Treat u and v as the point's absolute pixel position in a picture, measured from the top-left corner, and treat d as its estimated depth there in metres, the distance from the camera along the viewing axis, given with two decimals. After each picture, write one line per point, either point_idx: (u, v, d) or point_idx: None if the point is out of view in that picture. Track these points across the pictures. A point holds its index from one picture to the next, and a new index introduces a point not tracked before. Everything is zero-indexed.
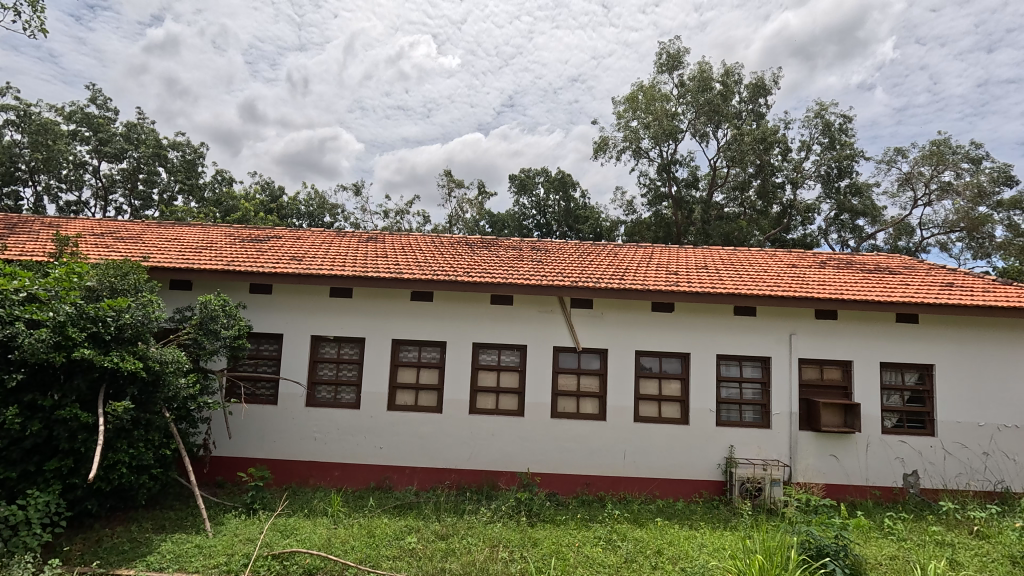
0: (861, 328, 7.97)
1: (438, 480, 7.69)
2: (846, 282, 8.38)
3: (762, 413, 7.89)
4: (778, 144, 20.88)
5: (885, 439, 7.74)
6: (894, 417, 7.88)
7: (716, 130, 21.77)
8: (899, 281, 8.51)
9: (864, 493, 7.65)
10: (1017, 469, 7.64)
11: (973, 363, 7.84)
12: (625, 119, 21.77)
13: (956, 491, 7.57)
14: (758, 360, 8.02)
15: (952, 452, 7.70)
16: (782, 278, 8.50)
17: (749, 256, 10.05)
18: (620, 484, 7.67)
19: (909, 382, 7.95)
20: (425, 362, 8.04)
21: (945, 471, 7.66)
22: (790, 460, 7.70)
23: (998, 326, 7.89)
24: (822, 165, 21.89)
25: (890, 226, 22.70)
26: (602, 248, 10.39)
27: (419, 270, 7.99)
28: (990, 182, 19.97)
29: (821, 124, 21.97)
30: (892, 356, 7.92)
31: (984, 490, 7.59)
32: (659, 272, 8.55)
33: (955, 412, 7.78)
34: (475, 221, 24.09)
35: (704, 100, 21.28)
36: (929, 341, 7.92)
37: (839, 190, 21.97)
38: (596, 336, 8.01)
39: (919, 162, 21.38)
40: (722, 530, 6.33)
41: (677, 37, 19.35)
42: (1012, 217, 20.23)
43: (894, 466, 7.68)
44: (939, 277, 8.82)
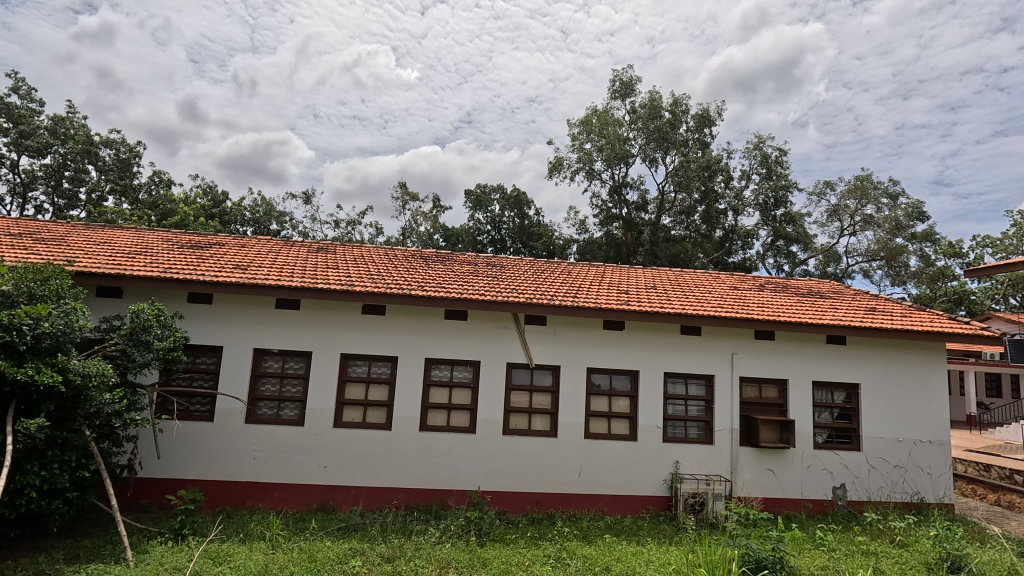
0: (795, 348, 8.47)
1: (385, 500, 7.46)
2: (783, 305, 8.89)
3: (706, 429, 8.18)
4: (721, 172, 22.05)
5: (816, 454, 8.20)
6: (825, 432, 8.38)
7: (665, 156, 22.83)
8: (829, 305, 9.14)
9: (798, 506, 8.05)
10: (931, 481, 8.28)
11: (892, 382, 8.49)
12: (579, 142, 22.46)
13: (878, 503, 8.12)
14: (703, 378, 8.33)
15: (875, 465, 8.25)
16: (724, 299, 8.93)
17: (694, 277, 10.51)
18: (571, 501, 7.71)
19: (838, 400, 8.50)
20: (375, 378, 7.83)
21: (870, 484, 8.19)
22: (730, 475, 8.01)
23: (914, 348, 8.60)
24: (761, 194, 23.34)
25: (819, 253, 24.45)
26: (556, 265, 10.57)
27: (371, 282, 7.81)
28: (906, 216, 21.91)
29: (760, 155, 23.55)
30: (823, 375, 8.44)
31: (903, 502, 8.18)
32: (610, 291, 8.78)
33: (878, 428, 8.36)
34: (429, 235, 24.01)
35: (653, 126, 22.29)
36: (856, 361, 8.51)
37: (775, 218, 23.46)
38: (548, 352, 8.08)
39: (845, 195, 23.22)
40: (667, 545, 6.48)
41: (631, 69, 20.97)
42: (923, 248, 22.25)
43: (824, 479, 8.13)
44: (863, 302, 9.53)
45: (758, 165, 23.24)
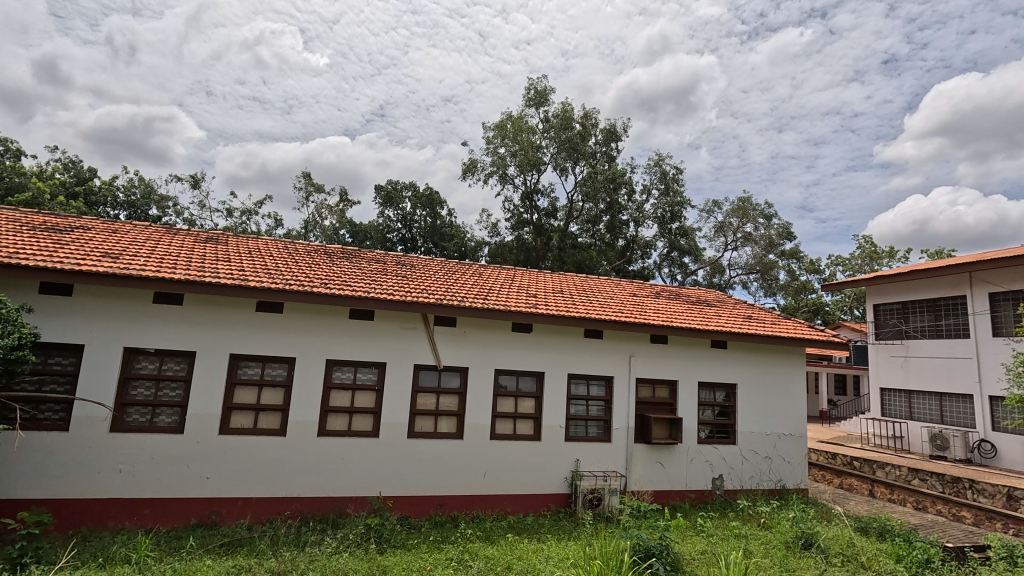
0: (684, 351, 9.21)
1: (277, 510, 6.97)
2: (675, 311, 9.64)
3: (605, 428, 8.61)
4: (625, 185, 23.40)
5: (699, 448, 8.97)
6: (707, 428, 9.20)
7: (574, 166, 23.80)
8: (714, 312, 10.06)
9: (683, 496, 8.74)
10: (791, 469, 9.42)
11: (762, 382, 9.54)
12: (493, 145, 22.70)
13: (749, 490, 9.07)
14: (603, 379, 8.77)
15: (748, 457, 9.21)
16: (624, 305, 9.49)
17: (597, 283, 11.05)
18: (474, 502, 7.74)
19: (719, 399, 9.36)
20: (269, 380, 7.29)
21: (742, 474, 9.13)
22: (625, 471, 8.49)
23: (781, 352, 9.73)
24: (659, 208, 25.14)
25: (707, 265, 26.87)
26: (467, 267, 10.58)
27: (268, 278, 7.27)
28: (778, 235, 24.77)
29: (659, 172, 25.39)
30: (707, 376, 9.26)
31: (769, 488, 9.21)
32: (519, 294, 8.96)
33: (751, 423, 9.34)
34: (335, 229, 22.87)
35: (565, 137, 23.14)
36: (734, 363, 9.45)
37: (671, 232, 25.40)
38: (457, 353, 8.05)
39: (730, 214, 25.74)
40: (566, 540, 6.72)
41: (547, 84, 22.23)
42: (790, 265, 25.28)
43: (705, 471, 8.92)
44: (741, 310, 10.62)
45: (657, 181, 25.04)
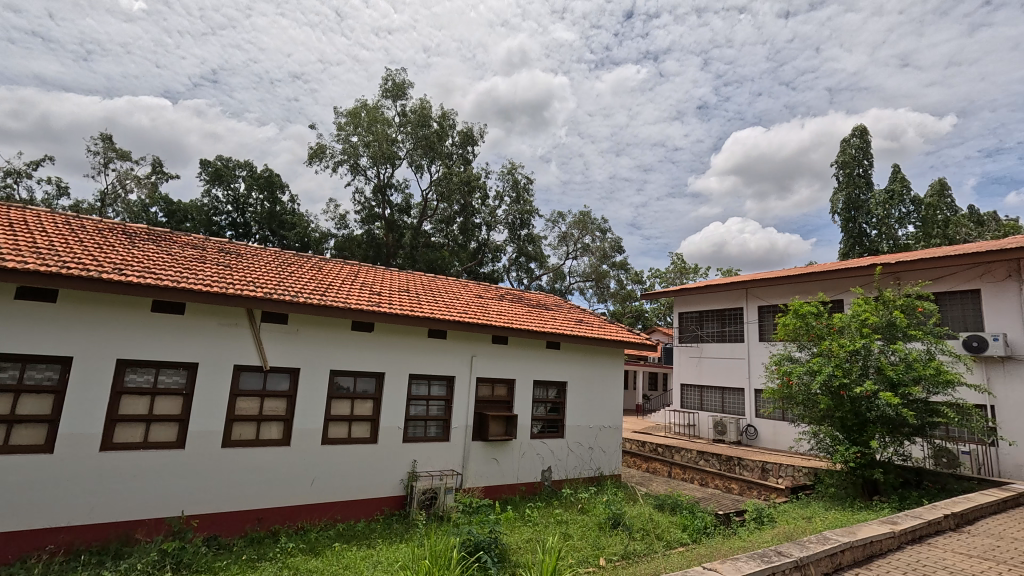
0: (522, 352, 9.74)
1: (35, 546, 5.65)
2: (516, 314, 10.15)
3: (444, 427, 8.69)
4: (479, 189, 23.95)
5: (531, 443, 9.56)
6: (539, 424, 9.86)
7: (430, 164, 23.68)
8: (550, 315, 10.83)
9: (514, 489, 9.23)
10: (608, 458, 10.58)
11: (588, 380, 10.53)
12: (345, 133, 21.48)
13: (572, 479, 9.94)
14: (444, 379, 8.85)
15: (573, 449, 10.09)
16: (469, 306, 9.70)
17: (444, 283, 11.13)
18: (299, 513, 7.20)
19: (551, 396, 10.10)
20: (32, 385, 5.89)
21: (568, 465, 9.97)
22: (461, 469, 8.67)
23: (605, 353, 10.86)
24: (510, 214, 26.32)
25: (550, 271, 28.87)
26: (305, 259, 9.82)
27: (35, 258, 5.87)
28: (610, 248, 27.63)
29: (511, 180, 26.61)
30: (542, 375, 9.93)
31: (589, 476, 10.20)
32: (361, 291, 8.59)
33: (576, 418, 10.25)
34: (144, 206, 19.43)
35: (421, 134, 22.88)
36: (565, 363, 10.28)
37: (519, 237, 26.76)
38: (287, 353, 7.42)
39: (572, 225, 27.99)
40: (397, 544, 6.62)
41: (409, 81, 21.96)
42: (620, 275, 28.39)
43: (535, 464, 9.54)
44: (574, 314, 11.62)
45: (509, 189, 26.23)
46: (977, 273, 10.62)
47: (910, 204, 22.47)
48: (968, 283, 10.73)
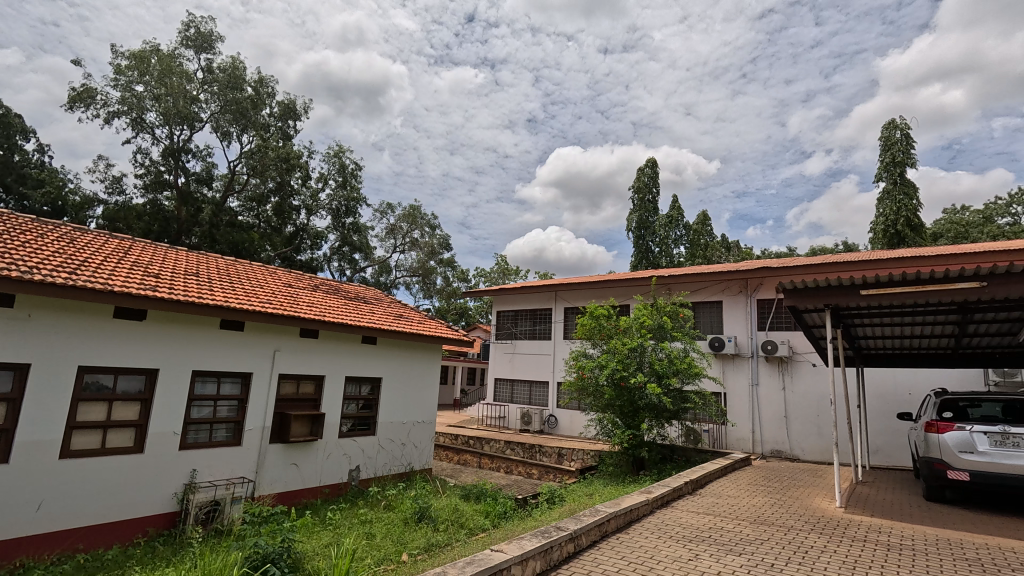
0: (334, 347, 9.19)
1: None
2: (330, 306, 9.54)
3: (234, 430, 7.72)
4: (299, 169, 21.94)
5: (339, 442, 9.08)
6: (349, 422, 9.43)
7: (240, 133, 20.94)
8: (368, 309, 10.45)
9: (316, 493, 8.64)
10: (419, 453, 10.65)
11: (403, 376, 10.43)
12: (126, 79, 17.71)
13: (381, 477, 9.73)
14: (239, 376, 7.86)
15: (384, 446, 9.88)
16: (275, 295, 8.79)
17: (247, 269, 9.90)
18: (18, 548, 5.61)
19: (364, 393, 9.75)
20: None
21: (377, 463, 9.72)
22: (254, 475, 7.80)
23: (422, 349, 10.90)
24: (334, 200, 24.91)
25: (375, 264, 27.98)
26: (50, 226, 7.76)
27: None
28: (438, 245, 27.89)
29: (337, 163, 25.25)
30: (354, 371, 9.50)
31: (399, 472, 10.12)
32: (132, 271, 7.13)
33: (389, 414, 10.06)
34: None
35: (231, 97, 20.07)
36: (381, 359, 10.02)
37: (343, 226, 25.44)
38: (11, 345, 5.76)
39: (401, 218, 27.47)
40: (161, 569, 5.63)
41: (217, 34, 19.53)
42: (446, 272, 28.79)
43: (342, 464, 9.08)
44: (394, 309, 11.41)
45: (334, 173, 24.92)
46: (721, 288, 13.36)
47: (683, 228, 27.31)
48: (714, 295, 13.43)
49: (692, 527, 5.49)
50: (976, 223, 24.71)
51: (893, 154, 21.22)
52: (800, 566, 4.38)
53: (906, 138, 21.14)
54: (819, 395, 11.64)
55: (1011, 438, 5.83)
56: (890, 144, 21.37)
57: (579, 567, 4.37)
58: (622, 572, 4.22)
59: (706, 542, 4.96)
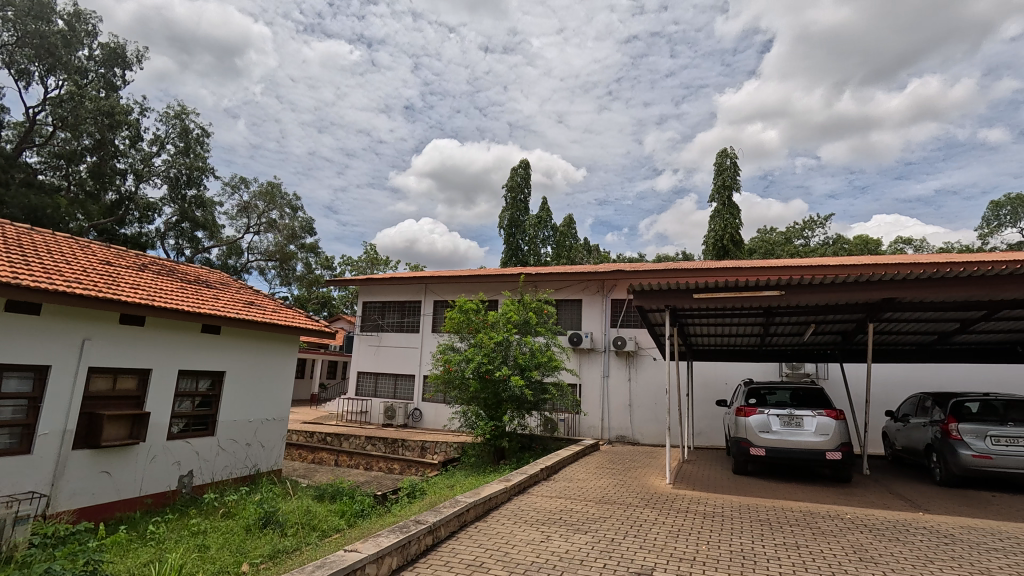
0: (166, 336, 8.00)
1: None
2: (163, 289, 8.28)
3: (21, 436, 6.28)
4: (128, 127, 18.72)
5: (167, 445, 7.93)
6: (182, 422, 8.30)
7: (45, 75, 17.35)
8: (212, 294, 9.28)
9: (134, 505, 7.41)
10: (266, 453, 9.78)
11: (250, 370, 9.46)
12: None
13: (219, 482, 8.71)
14: (32, 371, 6.42)
15: (224, 447, 8.87)
16: (87, 274, 7.36)
17: (47, 240, 8.12)
18: None
19: (202, 388, 8.64)
20: None
21: (215, 466, 8.69)
22: (49, 489, 6.42)
23: (275, 340, 10.03)
24: (172, 167, 22.09)
25: (223, 244, 25.10)
26: None
27: None
28: (300, 228, 25.89)
29: (179, 126, 22.35)
30: (191, 364, 8.36)
31: (241, 476, 9.16)
32: None
33: (233, 412, 9.07)
34: None
35: (33, 28, 16.40)
36: (225, 351, 8.97)
37: (183, 198, 22.65)
38: None
39: (256, 196, 24.99)
40: None
41: None
42: (308, 258, 26.77)
43: (170, 470, 7.94)
44: (244, 295, 10.30)
45: (175, 137, 22.12)
46: (581, 287, 14.36)
47: (550, 229, 28.80)
48: (575, 294, 14.39)
49: (546, 511, 5.83)
50: (780, 242, 29.94)
51: (724, 178, 24.73)
52: (635, 538, 4.89)
53: (734, 166, 24.77)
54: (657, 385, 13.12)
55: (795, 419, 7.17)
56: (722, 170, 24.85)
57: (436, 558, 4.37)
58: (478, 559, 4.32)
59: (557, 524, 5.29)
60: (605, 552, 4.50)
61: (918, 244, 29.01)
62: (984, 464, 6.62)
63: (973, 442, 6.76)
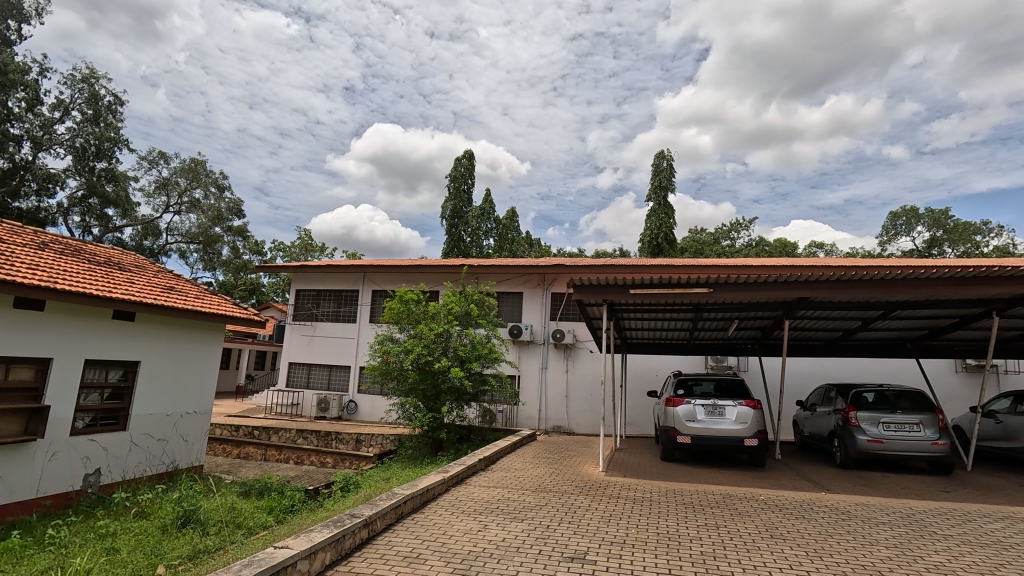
0: (70, 322, 7.28)
1: None
2: (67, 270, 7.52)
3: None
4: (24, 88, 16.80)
5: (71, 441, 7.25)
6: (88, 416, 7.61)
7: None
8: (125, 278, 8.54)
9: (31, 507, 6.70)
10: (186, 448, 9.18)
11: (169, 361, 8.81)
12: None
13: (131, 480, 8.06)
14: None
15: (138, 443, 8.23)
16: None
17: None
18: None
19: (112, 379, 7.97)
20: None
21: (126, 463, 8.04)
22: None
23: (197, 329, 9.41)
24: (77, 137, 20.07)
25: (138, 223, 23.12)
26: None
27: None
28: (227, 210, 24.31)
29: (87, 92, 20.32)
30: (99, 354, 7.67)
31: (157, 473, 8.53)
32: None
33: (149, 405, 8.44)
34: None
35: None
36: (139, 340, 8.30)
37: (91, 171, 20.65)
38: None
39: (177, 173, 23.18)
40: None
41: None
42: (236, 242, 25.18)
43: (75, 468, 7.28)
44: (162, 279, 9.57)
45: (82, 103, 20.12)
46: (523, 280, 14.49)
47: (493, 221, 28.79)
48: (517, 287, 14.52)
49: (483, 501, 5.88)
50: (709, 242, 31.64)
51: (661, 179, 25.74)
52: (570, 524, 5.04)
53: (670, 168, 25.85)
54: (593, 376, 13.54)
55: (718, 408, 7.66)
56: (659, 171, 25.84)
57: (372, 552, 4.29)
58: (415, 551, 4.29)
59: (493, 513, 5.35)
60: (541, 539, 4.61)
61: (829, 249, 31.62)
62: (877, 447, 7.39)
63: (869, 428, 7.52)
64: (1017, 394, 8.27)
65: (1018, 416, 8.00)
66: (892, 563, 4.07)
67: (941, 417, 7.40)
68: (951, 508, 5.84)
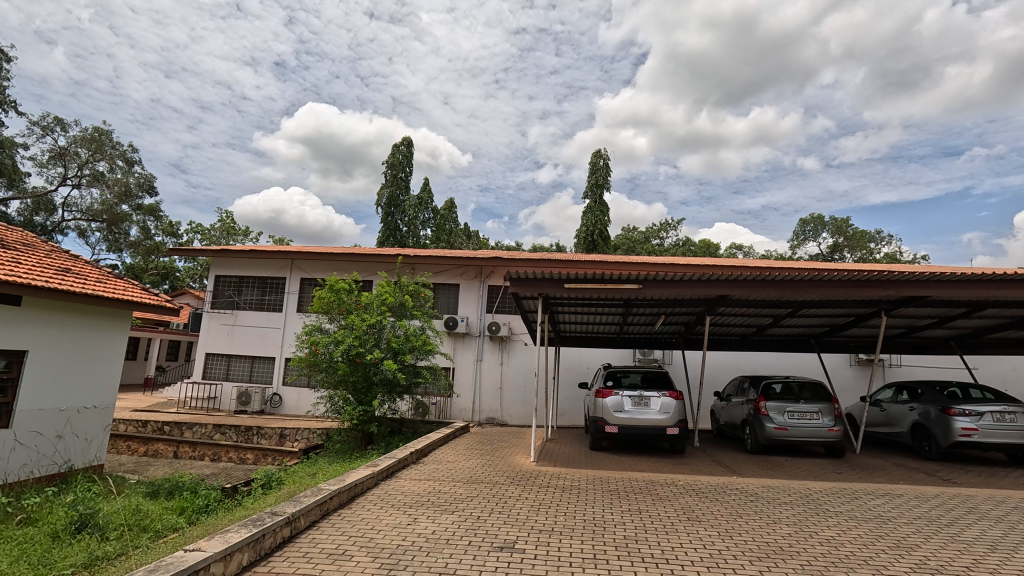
0: None
1: None
2: None
3: None
4: None
5: None
6: None
7: None
8: (11, 257, 7.60)
9: None
10: (83, 447, 8.33)
11: (62, 351, 7.96)
12: None
13: (14, 484, 7.19)
14: None
15: (22, 442, 7.35)
16: None
17: None
18: None
19: None
20: None
21: (9, 465, 7.17)
22: None
23: (98, 315, 8.58)
24: None
25: (27, 196, 20.60)
26: None
27: None
28: (136, 186, 22.22)
29: None
30: None
31: (46, 474, 7.66)
32: None
33: (37, 400, 7.58)
34: None
35: None
36: (27, 326, 7.42)
37: None
38: None
39: (76, 142, 20.86)
40: None
41: None
42: (146, 221, 23.08)
43: None
44: (57, 260, 8.61)
45: None
46: (459, 272, 14.39)
47: (431, 212, 28.40)
48: (453, 279, 14.41)
49: (413, 494, 5.80)
50: (639, 240, 32.96)
51: (597, 178, 26.48)
52: (500, 514, 5.09)
53: (607, 167, 26.61)
54: (526, 369, 13.72)
55: (644, 399, 8.01)
56: (595, 170, 26.54)
57: (293, 551, 4.11)
58: (341, 547, 4.16)
59: (423, 507, 5.30)
60: (471, 530, 4.63)
61: (746, 250, 33.98)
62: (782, 434, 8.06)
63: (776, 416, 8.18)
64: (899, 385, 9.30)
65: (898, 405, 9.00)
66: (792, 539, 4.47)
67: (837, 406, 8.17)
68: (843, 487, 6.49)
